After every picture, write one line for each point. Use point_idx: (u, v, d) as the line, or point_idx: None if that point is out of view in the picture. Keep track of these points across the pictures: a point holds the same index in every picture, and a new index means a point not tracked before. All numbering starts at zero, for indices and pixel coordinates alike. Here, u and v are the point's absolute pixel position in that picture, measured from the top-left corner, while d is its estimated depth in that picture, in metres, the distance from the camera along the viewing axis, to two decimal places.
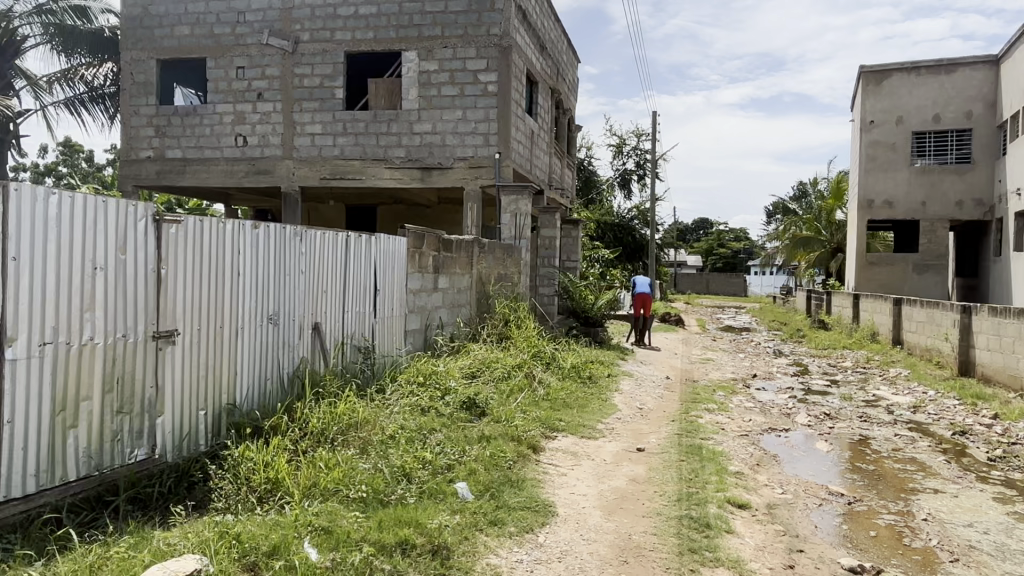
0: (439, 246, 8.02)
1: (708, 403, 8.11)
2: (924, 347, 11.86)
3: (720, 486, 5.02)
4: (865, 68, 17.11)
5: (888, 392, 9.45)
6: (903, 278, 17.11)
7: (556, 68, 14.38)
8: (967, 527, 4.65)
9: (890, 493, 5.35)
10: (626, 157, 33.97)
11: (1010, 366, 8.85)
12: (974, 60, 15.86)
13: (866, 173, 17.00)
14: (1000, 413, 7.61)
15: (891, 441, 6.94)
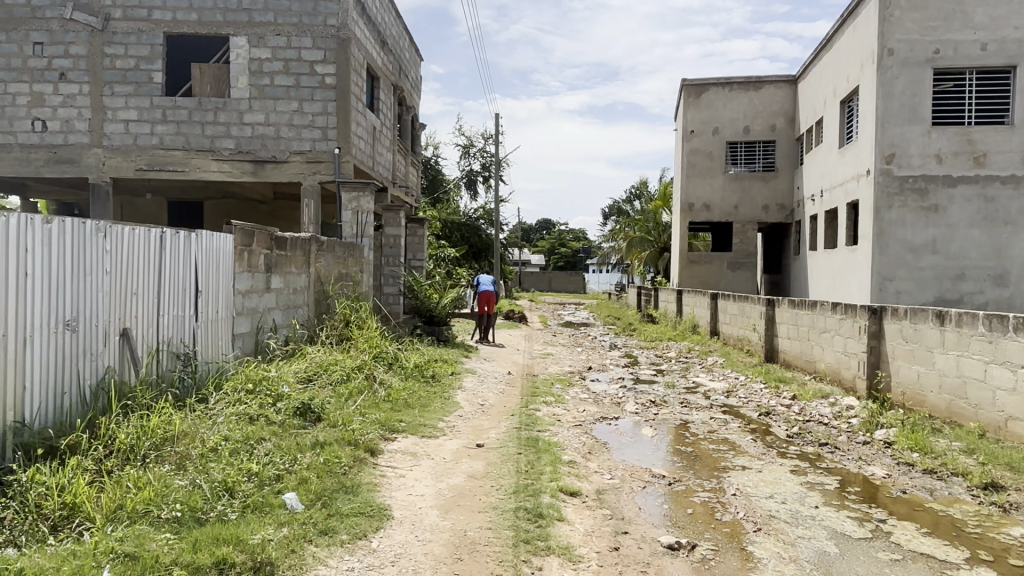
0: (272, 243, 7.58)
1: (546, 396, 8.37)
2: (736, 337, 13.07)
3: (554, 475, 5.19)
4: (686, 81, 18.54)
5: (706, 378, 10.31)
6: (720, 274, 18.78)
7: (397, 63, 14.15)
8: (768, 498, 5.15)
9: (706, 472, 5.82)
10: (472, 157, 34.40)
11: (806, 351, 9.97)
12: (777, 79, 17.70)
13: (688, 178, 18.43)
14: (798, 395, 8.54)
15: (707, 423, 7.55)
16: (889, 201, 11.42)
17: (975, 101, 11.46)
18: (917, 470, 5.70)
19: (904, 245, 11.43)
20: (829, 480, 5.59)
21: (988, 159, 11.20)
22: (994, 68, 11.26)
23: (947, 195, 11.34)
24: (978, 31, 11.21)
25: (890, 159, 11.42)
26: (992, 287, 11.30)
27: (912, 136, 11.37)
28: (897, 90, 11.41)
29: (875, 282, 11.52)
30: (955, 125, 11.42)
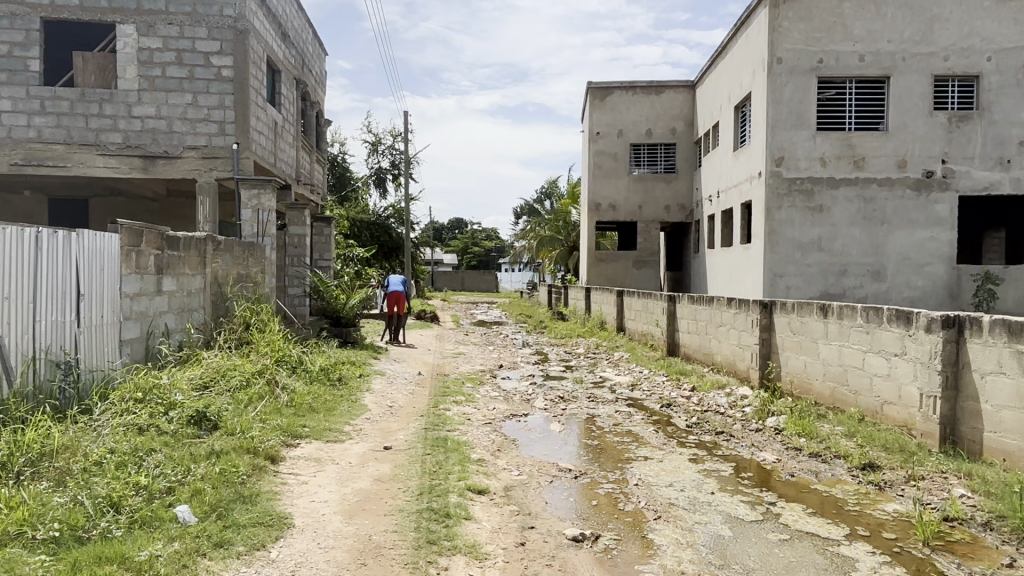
0: (163, 243, 7.18)
1: (456, 395, 8.34)
2: (641, 332, 13.50)
3: (462, 474, 5.18)
4: (592, 84, 18.96)
5: (612, 373, 10.61)
6: (626, 272, 19.37)
7: (300, 57, 13.70)
8: (668, 487, 5.35)
9: (610, 463, 5.98)
10: (381, 155, 33.89)
11: (704, 345, 10.43)
12: (677, 83, 18.38)
13: (594, 179, 18.86)
14: (697, 386, 8.91)
15: (612, 417, 7.76)
16: (778, 202, 12.12)
17: (854, 109, 12.31)
18: (804, 454, 6.07)
19: (793, 243, 12.15)
20: (725, 467, 5.87)
21: (866, 162, 12.05)
22: (870, 78, 12.13)
23: (831, 196, 12.12)
24: (857, 43, 12.05)
25: (779, 162, 12.11)
26: (871, 282, 12.17)
27: (799, 141, 12.10)
28: (785, 97, 12.11)
29: (767, 278, 12.18)
30: (837, 131, 12.23)
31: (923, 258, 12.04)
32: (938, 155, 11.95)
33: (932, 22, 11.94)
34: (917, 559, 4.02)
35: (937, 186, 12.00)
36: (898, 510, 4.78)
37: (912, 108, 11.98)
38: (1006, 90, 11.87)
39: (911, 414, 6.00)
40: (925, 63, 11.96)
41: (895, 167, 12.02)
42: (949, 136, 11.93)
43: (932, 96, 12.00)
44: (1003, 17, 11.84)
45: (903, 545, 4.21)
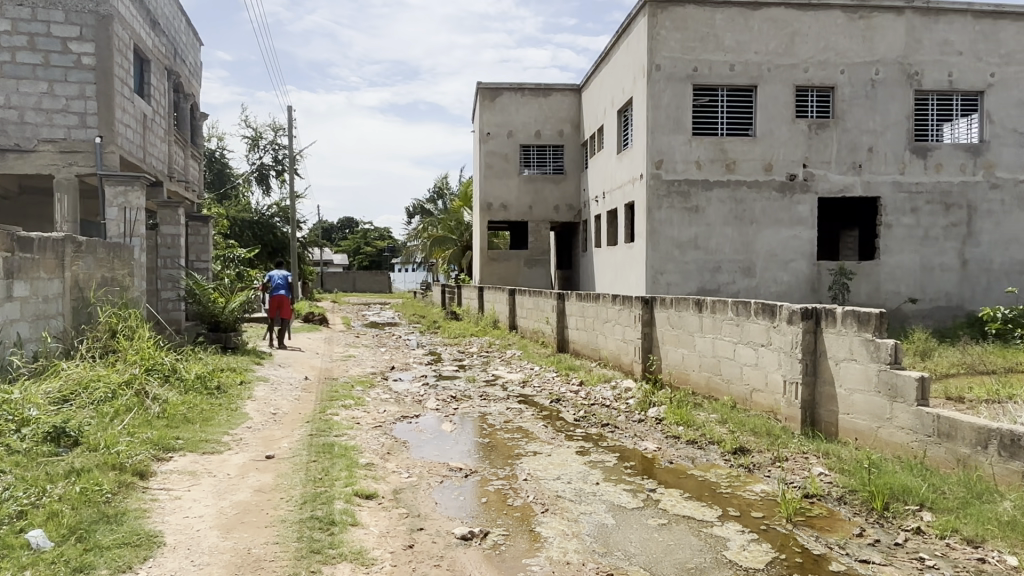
0: (13, 245, 6.54)
1: (345, 399, 8.15)
2: (532, 330, 13.75)
3: (348, 480, 5.07)
4: (481, 84, 19.09)
5: (504, 370, 10.76)
6: (517, 271, 19.65)
7: (172, 47, 12.90)
8: (556, 480, 5.48)
9: (500, 460, 6.05)
10: (262, 150, 32.51)
11: (591, 341, 10.76)
12: (564, 87, 18.85)
13: (484, 178, 18.98)
14: (584, 380, 9.19)
15: (503, 414, 7.85)
16: (659, 203, 12.72)
17: (726, 115, 13.09)
18: (682, 442, 6.40)
19: (672, 242, 12.78)
20: (609, 457, 6.09)
21: (736, 166, 12.85)
22: (740, 86, 12.93)
23: (706, 198, 12.83)
24: (727, 53, 12.82)
25: (659, 165, 12.70)
26: (742, 278, 12.99)
27: (676, 144, 12.73)
28: (664, 103, 12.70)
29: (649, 275, 12.74)
30: (711, 136, 12.96)
31: (787, 255, 12.99)
32: (799, 160, 12.92)
33: (793, 36, 12.88)
34: (780, 534, 4.33)
35: (800, 188, 12.97)
36: (765, 490, 5.14)
37: (776, 115, 12.89)
38: (857, 101, 13.00)
39: (776, 401, 6.47)
40: (787, 74, 12.90)
41: (762, 171, 12.89)
42: (809, 142, 12.94)
43: (794, 105, 12.96)
44: (854, 34, 12.96)
45: (769, 523, 4.52)
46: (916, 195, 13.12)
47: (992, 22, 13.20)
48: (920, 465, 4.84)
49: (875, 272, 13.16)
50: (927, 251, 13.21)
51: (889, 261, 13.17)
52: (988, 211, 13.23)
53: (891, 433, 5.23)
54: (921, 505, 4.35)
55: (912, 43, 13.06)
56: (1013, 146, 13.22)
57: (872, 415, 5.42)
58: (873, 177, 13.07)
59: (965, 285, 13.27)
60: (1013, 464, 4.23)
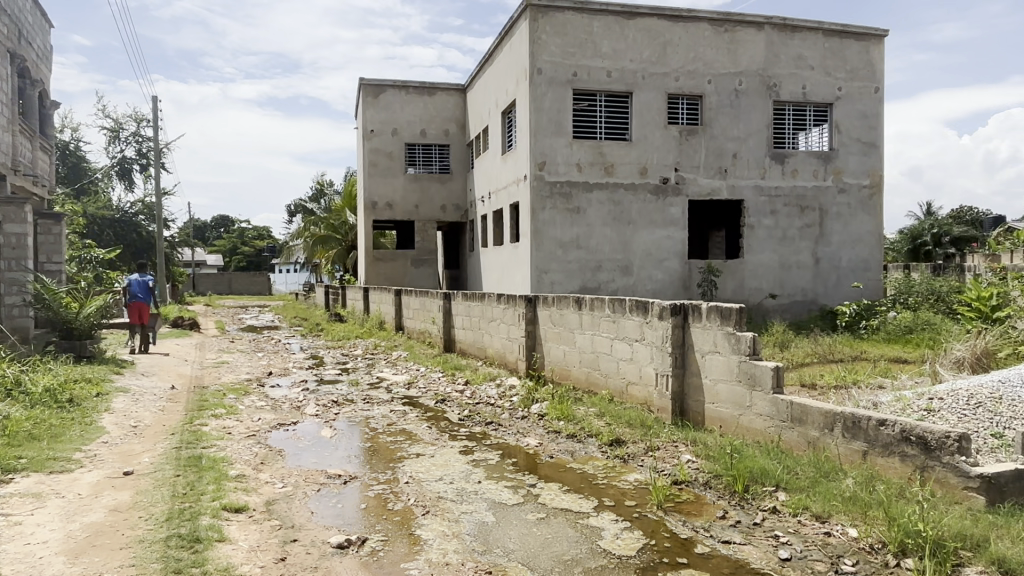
0: None
1: (215, 409, 7.71)
2: (418, 330, 13.64)
3: (216, 494, 4.82)
4: (364, 80, 18.70)
5: (388, 372, 10.59)
6: (403, 271, 19.40)
7: (15, 27, 11.73)
8: (437, 481, 5.47)
9: (382, 464, 5.95)
10: (124, 143, 30.23)
11: (477, 340, 10.82)
12: (448, 86, 18.82)
13: (368, 176, 18.60)
14: (470, 380, 9.22)
15: (386, 417, 7.72)
16: (542, 203, 12.99)
17: (604, 119, 13.57)
18: (562, 436, 6.56)
19: (555, 242, 13.09)
20: (492, 455, 6.15)
21: (614, 169, 13.33)
22: (617, 92, 13.44)
23: (586, 199, 13.23)
24: (605, 59, 13.27)
25: (541, 166, 12.97)
26: (621, 276, 13.50)
27: (558, 147, 13.05)
28: (545, 106, 12.97)
29: (534, 274, 12.98)
30: (590, 139, 13.39)
31: (662, 254, 13.65)
32: (672, 164, 13.61)
33: (666, 45, 13.54)
34: (651, 521, 4.53)
35: (672, 191, 13.66)
36: (638, 479, 5.37)
37: (650, 121, 13.50)
38: (723, 109, 13.86)
39: (650, 393, 6.78)
40: (660, 82, 13.54)
41: (638, 174, 13.46)
42: (680, 147, 13.65)
43: (666, 111, 13.63)
44: (720, 46, 13.81)
45: (641, 510, 4.73)
46: (776, 198, 14.17)
47: (839, 41, 14.47)
48: (777, 448, 5.22)
49: (740, 270, 14.09)
50: (786, 250, 14.29)
51: (753, 260, 14.14)
52: (837, 214, 14.50)
53: (751, 420, 5.61)
54: (777, 485, 4.68)
55: (771, 57, 14.08)
56: (857, 154, 14.57)
57: (735, 403, 5.79)
58: (738, 181, 13.97)
59: (819, 281, 14.49)
60: (854, 443, 4.64)
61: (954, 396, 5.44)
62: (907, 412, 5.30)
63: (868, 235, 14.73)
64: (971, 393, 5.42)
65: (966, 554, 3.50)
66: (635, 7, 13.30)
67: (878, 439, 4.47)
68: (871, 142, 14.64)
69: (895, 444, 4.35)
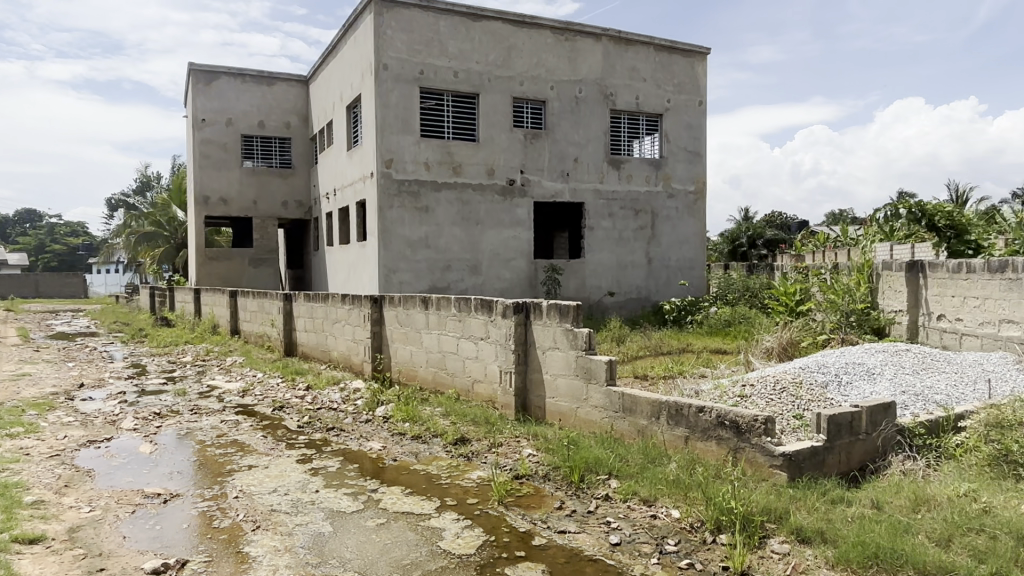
0: None
1: (10, 428, 6.76)
2: (256, 333, 12.87)
3: (5, 525, 4.21)
4: (193, 66, 17.35)
5: (222, 380, 9.88)
6: (240, 271, 18.27)
7: None
8: (271, 493, 5.17)
9: (209, 479, 5.52)
10: None
11: (320, 343, 10.40)
12: (289, 77, 17.94)
13: (200, 169, 17.29)
14: (311, 384, 8.82)
15: (217, 428, 7.18)
16: (389, 202, 12.75)
17: (452, 119, 13.57)
18: (407, 438, 6.45)
19: (403, 241, 12.90)
20: (332, 462, 5.91)
21: (461, 169, 13.38)
22: (464, 93, 13.51)
23: (434, 198, 13.17)
24: (451, 59, 13.28)
25: (388, 164, 12.72)
26: (469, 275, 13.57)
27: (405, 145, 12.87)
28: (391, 103, 12.74)
29: (381, 274, 12.69)
30: (437, 138, 13.33)
31: (509, 254, 13.91)
32: (517, 166, 13.90)
33: (510, 49, 13.81)
34: (493, 518, 4.55)
35: (518, 192, 13.96)
36: (481, 476, 5.39)
37: (496, 123, 13.70)
38: (565, 115, 14.38)
39: (493, 390, 6.86)
40: (505, 85, 13.79)
41: (485, 175, 13.61)
42: (525, 150, 13.98)
43: (512, 114, 13.90)
44: (561, 54, 14.31)
45: (483, 507, 4.74)
46: (613, 202, 14.94)
47: (668, 56, 15.53)
48: (610, 437, 5.46)
49: (581, 269, 14.69)
50: (622, 251, 15.11)
51: (593, 260, 14.81)
52: (667, 217, 15.57)
53: (588, 412, 5.84)
54: (610, 473, 4.88)
55: (608, 67, 14.81)
56: (684, 162, 15.75)
57: (573, 397, 6.00)
58: (580, 184, 14.57)
59: (652, 280, 15.48)
60: (677, 430, 4.97)
61: (762, 382, 6.01)
62: (724, 398, 5.77)
63: (694, 237, 15.97)
64: (777, 379, 6.01)
65: (771, 526, 3.84)
66: (480, 10, 13.44)
67: (698, 425, 4.82)
68: (696, 152, 15.88)
69: (712, 429, 4.71)
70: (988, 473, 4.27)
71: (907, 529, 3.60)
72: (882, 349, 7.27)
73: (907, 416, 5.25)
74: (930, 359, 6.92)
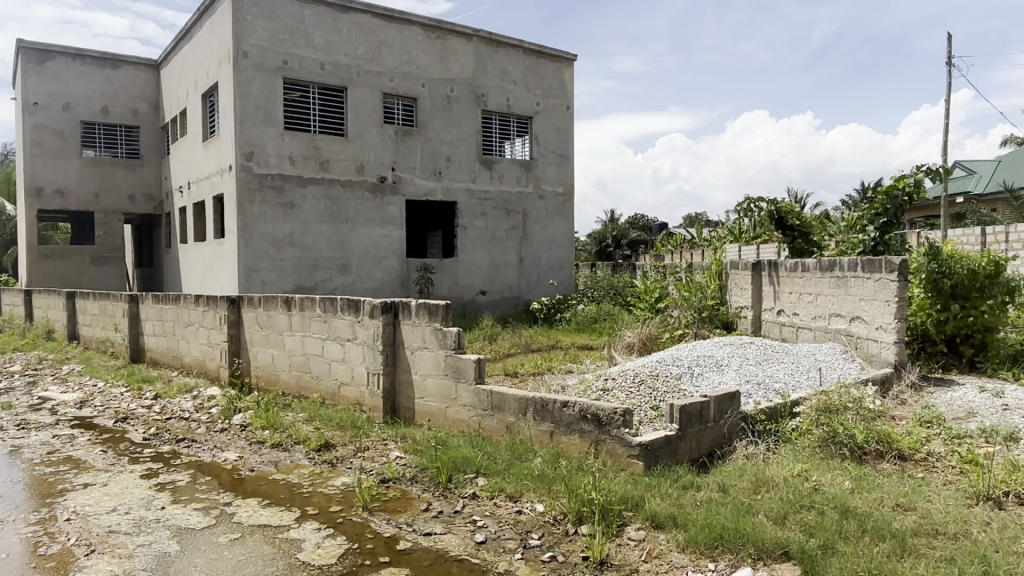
0: None
1: None
2: (98, 338, 11.76)
3: None
4: (22, 42, 15.60)
5: (55, 391, 8.90)
6: (80, 271, 16.66)
7: None
8: (109, 514, 4.70)
9: (35, 502, 4.94)
10: None
11: (172, 348, 9.67)
12: (137, 61, 16.54)
13: (31, 158, 15.62)
14: (160, 393, 8.16)
15: (47, 444, 6.46)
16: (250, 197, 12.08)
17: (319, 113, 13.08)
18: (266, 446, 6.11)
19: (265, 239, 12.27)
20: (181, 477, 5.49)
21: (329, 164, 12.94)
22: (331, 86, 13.06)
23: (300, 194, 12.64)
24: (317, 51, 12.80)
25: (249, 157, 12.05)
26: (338, 275, 13.15)
27: (267, 137, 12.25)
28: (252, 93, 12.08)
29: (241, 274, 11.99)
30: (303, 132, 12.80)
31: (380, 253, 13.63)
32: (388, 163, 13.65)
33: (379, 44, 13.54)
34: (356, 524, 4.40)
35: (389, 189, 13.70)
36: (345, 482, 5.20)
37: (366, 118, 13.37)
38: (436, 113, 14.29)
39: (361, 392, 6.66)
40: (374, 80, 13.49)
41: (354, 171, 13.24)
42: (396, 147, 13.75)
43: (381, 110, 13.63)
44: (432, 52, 14.22)
45: (346, 514, 4.57)
46: (485, 201, 15.04)
47: (537, 60, 15.85)
48: (478, 436, 5.47)
49: (454, 269, 14.66)
50: (495, 250, 15.24)
51: (465, 259, 14.82)
52: (538, 217, 15.90)
53: (456, 412, 5.81)
54: (477, 471, 4.88)
55: (479, 68, 14.89)
56: (553, 164, 16.15)
57: (442, 397, 5.95)
58: (452, 183, 14.53)
59: (523, 279, 15.74)
60: (543, 425, 5.07)
61: (623, 375, 6.27)
62: (588, 393, 5.94)
63: (563, 237, 16.41)
64: (635, 372, 6.29)
65: (629, 514, 3.99)
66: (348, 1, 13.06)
67: (562, 420, 4.93)
68: (564, 155, 16.34)
69: (575, 422, 4.83)
70: (819, 454, 4.69)
71: (749, 510, 3.86)
72: (729, 342, 7.80)
73: (750, 404, 5.67)
74: (770, 350, 7.52)
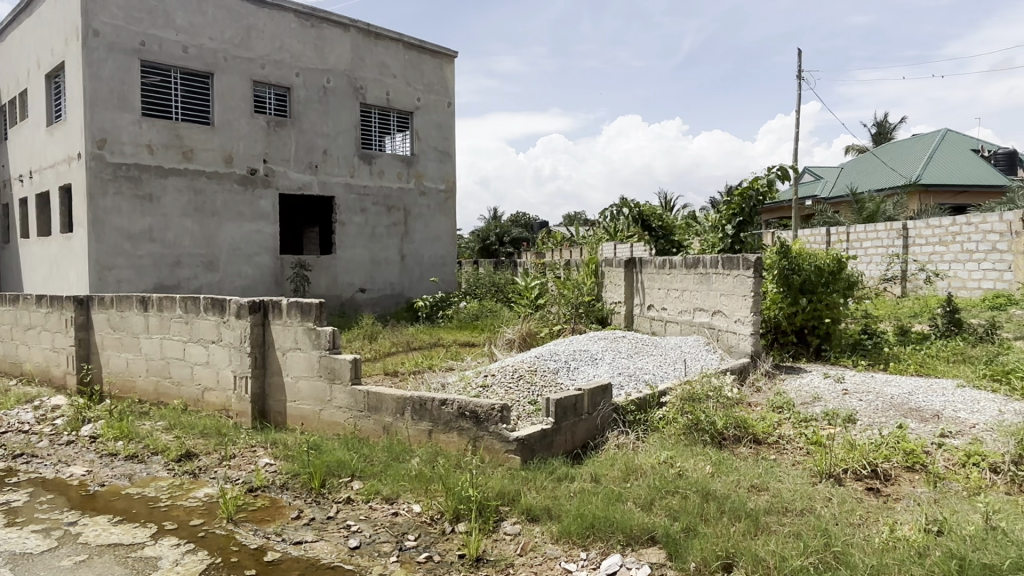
0: None
1: None
2: None
3: None
4: None
5: None
6: None
7: None
8: None
9: None
10: None
11: (9, 354, 8.71)
12: None
13: None
14: None
15: None
16: (102, 188, 11.12)
17: (182, 99, 12.25)
18: (119, 459, 5.64)
19: (121, 234, 11.35)
20: (17, 497, 4.95)
21: (193, 155, 12.16)
22: (195, 71, 12.26)
23: (160, 185, 11.79)
24: (179, 33, 11.97)
25: (101, 144, 11.08)
26: (204, 272, 12.39)
27: (122, 124, 11.32)
28: (104, 75, 11.11)
29: (93, 271, 11.02)
30: (164, 119, 11.94)
31: (251, 249, 12.99)
32: (259, 155, 13.01)
33: (249, 30, 12.87)
34: (220, 537, 4.15)
35: (260, 182, 13.08)
36: (208, 493, 4.89)
37: (234, 107, 12.68)
38: (311, 105, 13.79)
39: (227, 397, 6.30)
40: (244, 67, 12.81)
41: (221, 162, 12.52)
42: (268, 138, 13.14)
43: (252, 99, 12.96)
44: (306, 40, 13.69)
45: (208, 527, 4.30)
46: (365, 197, 14.70)
47: (417, 54, 15.66)
48: (353, 438, 5.33)
49: (332, 266, 14.22)
50: (375, 247, 14.93)
51: (344, 256, 14.42)
52: (419, 213, 15.74)
53: (331, 414, 5.63)
54: (353, 475, 4.75)
55: (356, 60, 14.51)
56: (434, 161, 16.03)
57: (315, 399, 5.74)
58: (328, 177, 14.08)
59: (405, 276, 15.53)
60: (421, 424, 5.01)
61: (502, 371, 6.31)
62: (467, 390, 5.94)
63: (445, 234, 16.35)
64: (514, 368, 6.35)
65: (505, 509, 4.03)
66: None
67: (440, 418, 4.89)
68: (445, 151, 16.26)
69: (453, 420, 4.81)
70: (683, 441, 4.94)
71: (619, 498, 4.00)
72: (603, 336, 8.07)
73: (621, 395, 5.89)
74: (641, 344, 7.86)
